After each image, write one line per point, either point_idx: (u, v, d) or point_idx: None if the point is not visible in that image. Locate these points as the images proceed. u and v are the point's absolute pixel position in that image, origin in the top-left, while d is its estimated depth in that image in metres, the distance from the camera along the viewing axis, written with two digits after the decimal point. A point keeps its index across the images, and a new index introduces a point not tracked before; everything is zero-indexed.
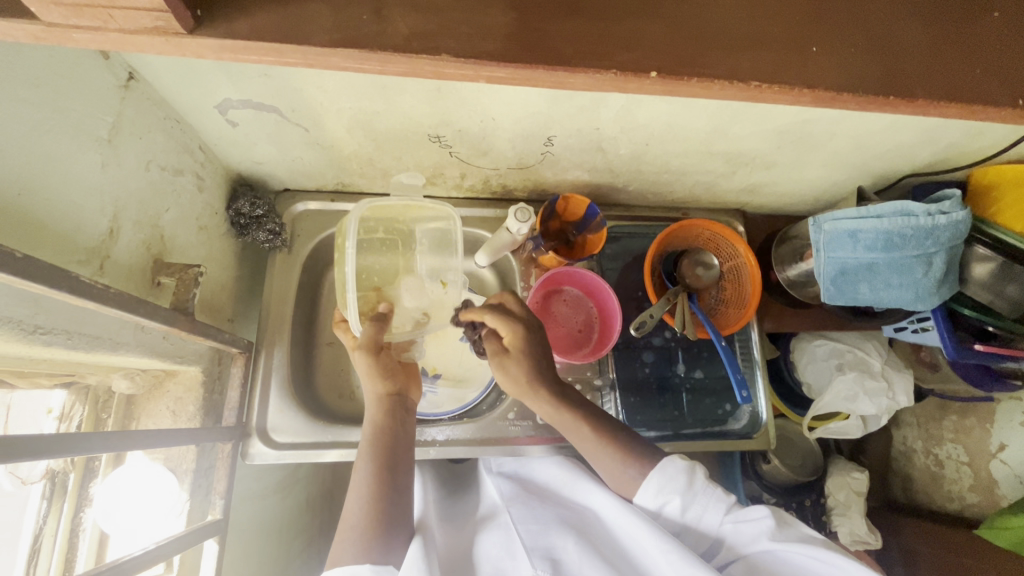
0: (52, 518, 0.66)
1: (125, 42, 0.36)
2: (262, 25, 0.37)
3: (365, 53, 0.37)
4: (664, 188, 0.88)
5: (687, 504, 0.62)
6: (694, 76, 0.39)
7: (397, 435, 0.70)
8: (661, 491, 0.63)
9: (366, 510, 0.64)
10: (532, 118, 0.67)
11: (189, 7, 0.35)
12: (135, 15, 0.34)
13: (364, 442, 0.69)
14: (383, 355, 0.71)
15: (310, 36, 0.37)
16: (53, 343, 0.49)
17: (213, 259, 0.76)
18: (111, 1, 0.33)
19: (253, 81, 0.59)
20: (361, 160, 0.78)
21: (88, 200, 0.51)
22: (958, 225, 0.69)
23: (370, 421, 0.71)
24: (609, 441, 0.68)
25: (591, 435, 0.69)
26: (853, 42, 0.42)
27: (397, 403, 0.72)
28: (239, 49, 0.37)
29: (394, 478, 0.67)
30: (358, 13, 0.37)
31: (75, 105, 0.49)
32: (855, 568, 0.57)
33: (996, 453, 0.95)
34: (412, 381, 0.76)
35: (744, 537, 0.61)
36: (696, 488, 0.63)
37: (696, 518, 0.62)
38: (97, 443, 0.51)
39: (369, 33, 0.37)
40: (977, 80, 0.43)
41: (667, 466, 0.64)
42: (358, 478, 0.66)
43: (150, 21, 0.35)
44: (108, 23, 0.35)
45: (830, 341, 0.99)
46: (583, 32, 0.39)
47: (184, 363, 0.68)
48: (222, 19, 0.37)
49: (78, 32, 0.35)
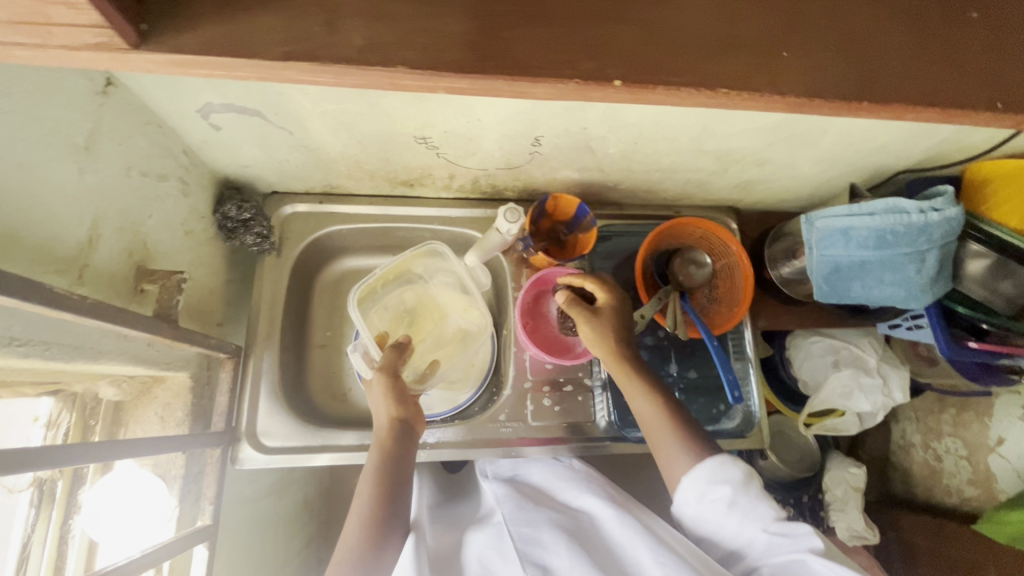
0: (40, 526, 0.65)
1: (72, 57, 0.35)
2: (208, 40, 0.36)
3: (323, 64, 0.36)
4: (655, 186, 0.87)
5: (737, 501, 0.61)
6: (662, 85, 0.38)
7: (401, 460, 0.69)
8: (713, 480, 0.62)
9: (364, 533, 0.64)
10: (518, 118, 0.67)
11: (131, 21, 0.34)
12: (80, 33, 0.34)
13: (368, 464, 0.68)
14: (399, 381, 0.72)
15: (270, 47, 0.36)
16: (31, 354, 0.49)
17: (200, 263, 0.75)
18: (50, 20, 0.33)
19: (232, 85, 0.58)
20: (347, 162, 0.77)
21: (65, 209, 0.51)
22: (951, 222, 0.68)
23: (376, 445, 0.70)
24: (678, 434, 0.67)
25: (668, 426, 0.68)
26: (830, 45, 0.41)
27: (404, 429, 0.71)
28: (192, 61, 0.36)
29: (395, 504, 0.67)
30: (312, 24, 0.37)
31: (48, 114, 0.48)
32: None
33: (995, 446, 0.94)
34: (419, 411, 0.75)
35: (781, 549, 0.59)
36: (750, 491, 0.62)
37: (739, 516, 0.61)
38: (80, 453, 0.51)
39: (321, 45, 0.36)
40: (958, 81, 0.43)
41: (727, 461, 0.63)
42: (359, 502, 0.66)
43: (98, 37, 0.34)
44: (47, 40, 0.34)
45: (825, 338, 0.99)
46: (553, 38, 0.38)
47: (170, 369, 0.68)
48: (167, 34, 0.36)
49: (27, 48, 0.34)
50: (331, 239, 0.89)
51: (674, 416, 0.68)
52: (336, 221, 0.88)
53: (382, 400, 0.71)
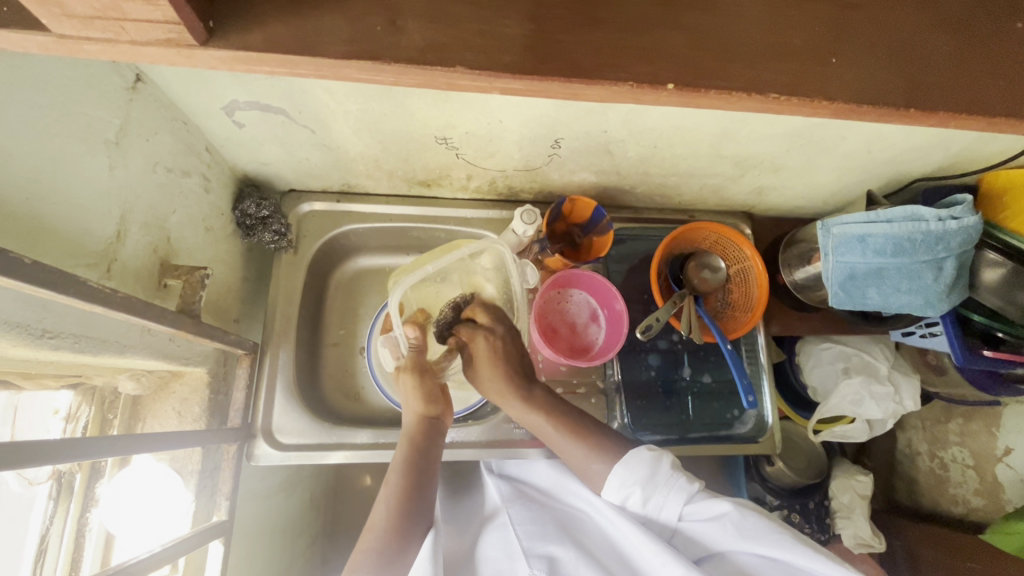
0: (58, 518, 0.66)
1: (140, 52, 0.36)
2: (275, 38, 0.36)
3: (384, 63, 0.37)
4: (671, 190, 0.88)
5: (649, 497, 0.63)
6: (712, 88, 0.39)
7: (428, 453, 0.70)
8: (624, 486, 0.64)
9: (390, 521, 0.64)
10: (539, 120, 0.67)
11: (202, 19, 0.35)
12: (146, 29, 0.34)
13: (396, 459, 0.69)
14: (428, 378, 0.71)
15: (332, 46, 0.37)
16: (61, 347, 0.49)
17: (219, 260, 0.76)
18: (125, 16, 0.33)
19: (259, 83, 0.59)
20: (367, 161, 0.78)
21: (95, 203, 0.51)
22: (970, 231, 0.68)
23: (404, 439, 0.70)
24: (577, 437, 0.71)
25: (558, 431, 0.72)
26: (877, 54, 0.42)
27: (433, 426, 0.72)
28: (257, 59, 0.36)
29: (421, 498, 0.67)
30: (375, 24, 0.37)
31: (83, 108, 0.49)
32: (820, 562, 0.57)
33: (1002, 456, 0.94)
34: (449, 406, 0.75)
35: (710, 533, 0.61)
36: (658, 481, 0.64)
37: (657, 509, 0.63)
38: (103, 447, 0.51)
39: (386, 46, 0.37)
40: (1002, 91, 0.43)
41: (630, 462, 0.65)
42: (386, 492, 0.67)
43: (167, 32, 0.34)
44: (119, 35, 0.35)
45: (836, 345, 0.98)
46: (603, 43, 0.38)
47: (189, 364, 0.68)
48: (233, 31, 0.36)
49: (93, 43, 0.35)
50: (346, 237, 0.90)
51: (559, 416, 0.73)
52: (352, 221, 0.88)
53: (414, 398, 0.71)
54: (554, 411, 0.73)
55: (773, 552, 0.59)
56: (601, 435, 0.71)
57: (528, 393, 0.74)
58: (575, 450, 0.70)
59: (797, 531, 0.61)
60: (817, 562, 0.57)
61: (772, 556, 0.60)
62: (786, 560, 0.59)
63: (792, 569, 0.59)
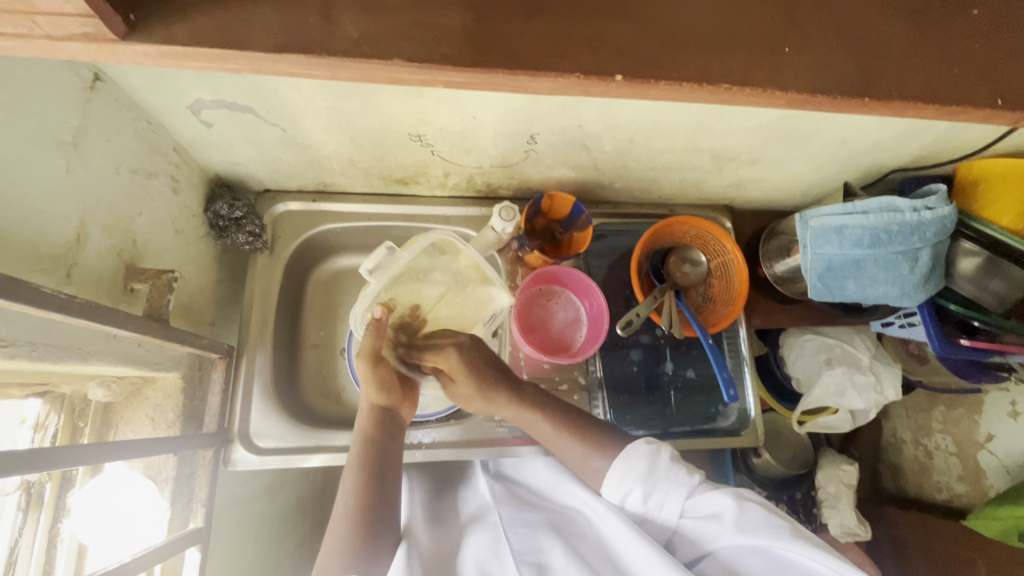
0: (28, 530, 0.65)
1: (61, 47, 0.35)
2: (206, 31, 0.35)
3: (319, 56, 0.36)
4: (650, 184, 0.87)
5: (649, 492, 0.62)
6: (664, 77, 0.38)
7: (385, 445, 0.70)
8: (624, 481, 0.63)
9: (352, 521, 0.64)
10: (513, 115, 0.66)
11: (119, 11, 0.34)
12: (61, 22, 0.33)
13: (353, 453, 0.69)
14: (382, 365, 0.73)
15: (262, 38, 0.36)
16: (17, 355, 0.48)
17: (191, 262, 0.74)
18: (34, 8, 0.32)
19: (222, 81, 0.57)
20: (341, 160, 0.76)
21: (51, 207, 0.50)
22: (945, 220, 0.68)
23: (359, 430, 0.71)
24: (574, 433, 0.70)
25: (555, 430, 0.71)
26: (829, 42, 0.41)
27: (386, 417, 0.72)
28: (183, 54, 0.36)
29: (380, 493, 0.67)
30: (310, 16, 0.36)
31: (35, 111, 0.48)
32: (820, 556, 0.55)
33: (983, 442, 0.95)
34: (405, 400, 0.76)
35: (712, 531, 0.59)
36: (658, 474, 0.62)
37: (657, 505, 0.62)
38: (70, 455, 0.49)
39: (321, 37, 0.36)
40: (957, 77, 0.43)
41: (630, 456, 0.64)
42: (345, 489, 0.66)
43: (82, 25, 0.33)
44: (33, 30, 0.33)
45: (819, 336, 0.99)
46: (550, 32, 0.38)
47: (160, 370, 0.66)
48: (158, 25, 0.35)
49: (6, 38, 0.34)
50: (324, 237, 0.88)
51: (557, 416, 0.72)
52: (329, 220, 0.87)
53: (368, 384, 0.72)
54: (542, 407, 0.74)
55: (773, 547, 0.57)
56: (596, 429, 0.71)
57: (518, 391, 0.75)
58: (573, 446, 0.70)
59: (797, 525, 0.59)
60: (819, 557, 0.55)
61: (774, 553, 0.57)
62: (786, 557, 0.56)
63: (794, 565, 0.56)
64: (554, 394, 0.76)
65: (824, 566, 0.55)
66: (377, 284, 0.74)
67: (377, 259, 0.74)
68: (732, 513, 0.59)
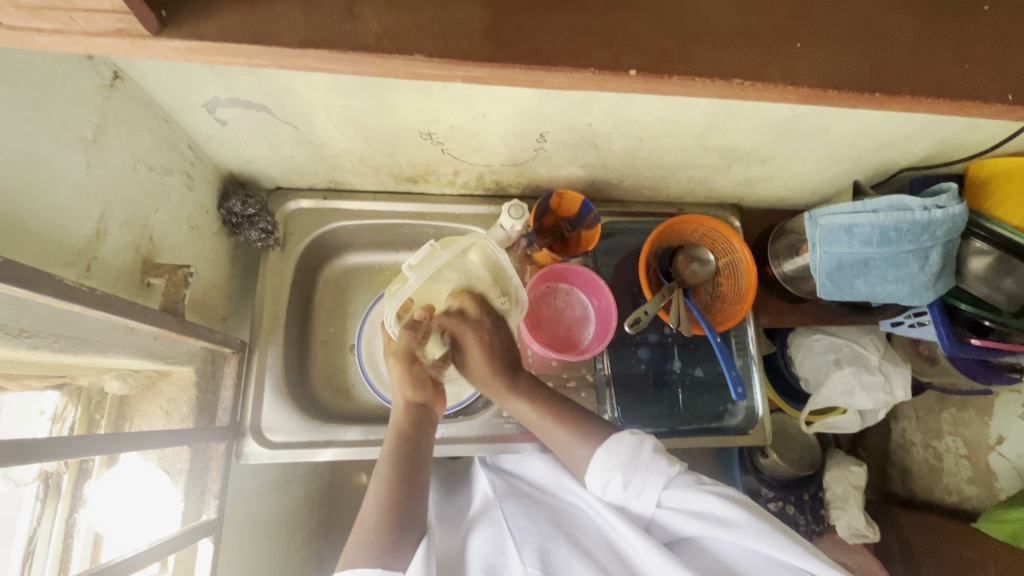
0: (46, 519, 0.66)
1: (96, 43, 0.36)
2: (230, 27, 0.36)
3: (341, 51, 0.37)
4: (659, 183, 0.87)
5: (629, 481, 0.63)
6: (677, 73, 0.39)
7: (419, 443, 0.71)
8: (606, 469, 0.64)
9: (383, 515, 0.64)
10: (523, 113, 0.67)
11: (152, 8, 0.35)
12: (97, 18, 0.34)
13: (386, 449, 0.70)
14: (416, 364, 0.75)
15: (284, 34, 0.36)
16: (40, 346, 0.49)
17: (205, 258, 0.76)
18: (73, 5, 0.33)
19: (239, 79, 0.58)
20: (352, 158, 0.77)
21: (72, 201, 0.51)
22: (955, 219, 0.68)
23: (393, 427, 0.72)
24: (558, 419, 0.72)
25: (542, 417, 0.73)
26: (842, 37, 0.41)
27: (420, 413, 0.74)
28: (213, 49, 0.36)
29: (412, 489, 0.67)
30: (330, 12, 0.37)
31: (58, 107, 0.49)
32: (796, 553, 0.55)
33: (994, 445, 0.94)
34: (439, 396, 0.77)
35: (688, 522, 0.60)
36: (638, 463, 0.64)
37: (637, 492, 0.63)
38: (87, 446, 0.51)
39: (340, 33, 0.37)
40: (968, 73, 0.43)
41: (613, 445, 0.65)
42: (376, 484, 0.66)
43: (119, 22, 0.34)
44: (70, 26, 0.35)
45: (827, 336, 0.99)
46: (565, 28, 0.38)
47: (175, 363, 0.68)
48: (186, 21, 0.36)
49: (46, 34, 0.35)
50: (335, 235, 0.89)
51: (545, 404, 0.74)
52: (340, 218, 0.88)
53: (399, 383, 0.74)
54: (539, 398, 0.75)
55: (751, 543, 0.57)
56: (578, 415, 0.73)
57: (514, 380, 0.76)
58: (559, 434, 0.71)
59: (774, 520, 0.59)
60: (794, 552, 0.55)
61: (751, 547, 0.57)
62: (762, 552, 0.57)
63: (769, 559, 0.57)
64: (545, 384, 0.77)
65: (801, 561, 0.55)
66: (416, 281, 0.72)
67: (421, 254, 0.73)
68: (710, 505, 0.60)
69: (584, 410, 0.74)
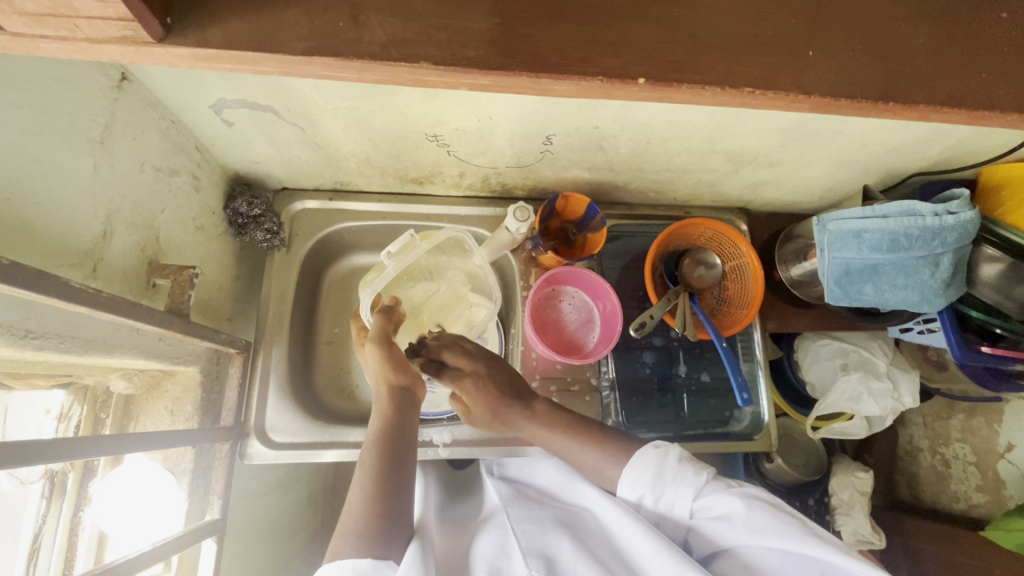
0: (51, 517, 0.67)
1: (100, 49, 0.36)
2: (234, 33, 0.36)
3: (347, 59, 0.37)
4: (666, 186, 0.87)
5: (659, 494, 0.63)
6: (684, 82, 0.38)
7: (403, 427, 0.69)
8: (636, 485, 0.64)
9: (368, 504, 0.62)
10: (529, 116, 0.66)
11: (157, 15, 0.35)
12: (102, 26, 0.34)
13: (371, 435, 0.68)
14: (393, 348, 0.74)
15: (289, 41, 0.36)
16: (46, 347, 0.49)
17: (210, 258, 0.76)
18: (77, 13, 0.33)
19: (245, 81, 0.59)
20: (358, 159, 0.77)
21: (81, 203, 0.51)
22: (966, 225, 0.67)
23: (379, 413, 0.70)
24: (585, 442, 0.71)
25: (566, 440, 0.72)
26: (852, 46, 0.41)
27: (403, 395, 0.72)
28: (216, 56, 0.36)
29: (397, 475, 0.65)
30: (336, 19, 0.37)
31: (65, 110, 0.49)
32: (828, 553, 0.54)
33: (1004, 452, 0.93)
34: (418, 378, 0.75)
35: (722, 532, 0.59)
36: (666, 476, 0.63)
37: (669, 506, 0.63)
38: (92, 447, 0.51)
39: (346, 41, 0.37)
40: (984, 83, 0.42)
41: (641, 458, 0.65)
42: (361, 473, 0.65)
43: (123, 30, 0.34)
44: (74, 33, 0.35)
45: (835, 341, 0.97)
46: (572, 35, 0.38)
47: (181, 363, 0.68)
48: (192, 28, 0.36)
49: (51, 41, 0.35)
50: (341, 235, 0.90)
51: (569, 427, 0.72)
52: (346, 219, 0.88)
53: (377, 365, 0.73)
54: (559, 421, 0.73)
55: (783, 546, 0.56)
56: (608, 436, 0.71)
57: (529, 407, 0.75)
58: (586, 455, 0.70)
59: (806, 523, 0.58)
60: (828, 553, 0.54)
61: (785, 552, 0.56)
62: (797, 554, 0.55)
63: (806, 563, 0.55)
64: (567, 408, 0.76)
65: (832, 562, 0.54)
66: (394, 268, 0.72)
67: (399, 243, 0.72)
68: (741, 511, 0.59)
69: (615, 429, 0.73)
